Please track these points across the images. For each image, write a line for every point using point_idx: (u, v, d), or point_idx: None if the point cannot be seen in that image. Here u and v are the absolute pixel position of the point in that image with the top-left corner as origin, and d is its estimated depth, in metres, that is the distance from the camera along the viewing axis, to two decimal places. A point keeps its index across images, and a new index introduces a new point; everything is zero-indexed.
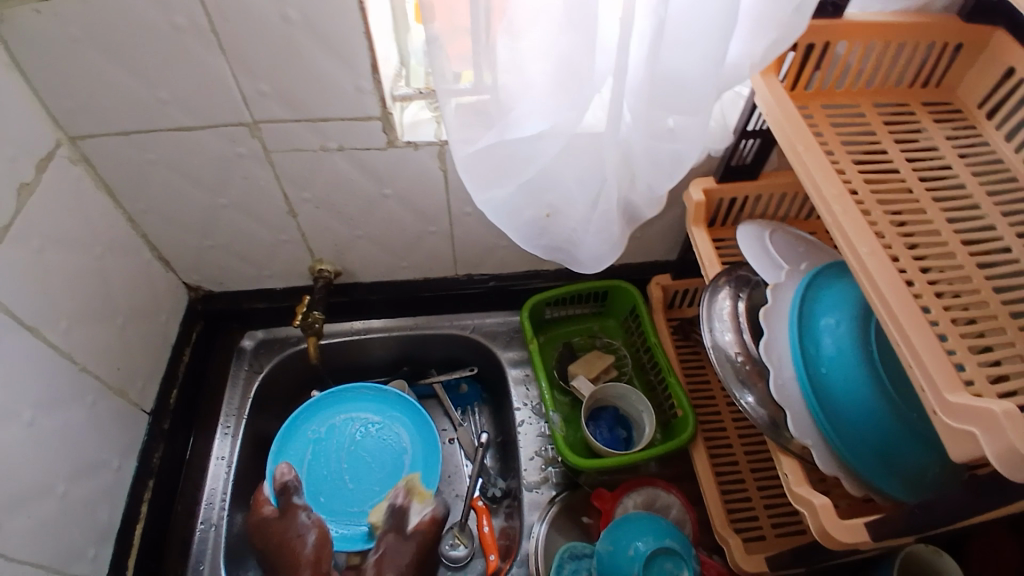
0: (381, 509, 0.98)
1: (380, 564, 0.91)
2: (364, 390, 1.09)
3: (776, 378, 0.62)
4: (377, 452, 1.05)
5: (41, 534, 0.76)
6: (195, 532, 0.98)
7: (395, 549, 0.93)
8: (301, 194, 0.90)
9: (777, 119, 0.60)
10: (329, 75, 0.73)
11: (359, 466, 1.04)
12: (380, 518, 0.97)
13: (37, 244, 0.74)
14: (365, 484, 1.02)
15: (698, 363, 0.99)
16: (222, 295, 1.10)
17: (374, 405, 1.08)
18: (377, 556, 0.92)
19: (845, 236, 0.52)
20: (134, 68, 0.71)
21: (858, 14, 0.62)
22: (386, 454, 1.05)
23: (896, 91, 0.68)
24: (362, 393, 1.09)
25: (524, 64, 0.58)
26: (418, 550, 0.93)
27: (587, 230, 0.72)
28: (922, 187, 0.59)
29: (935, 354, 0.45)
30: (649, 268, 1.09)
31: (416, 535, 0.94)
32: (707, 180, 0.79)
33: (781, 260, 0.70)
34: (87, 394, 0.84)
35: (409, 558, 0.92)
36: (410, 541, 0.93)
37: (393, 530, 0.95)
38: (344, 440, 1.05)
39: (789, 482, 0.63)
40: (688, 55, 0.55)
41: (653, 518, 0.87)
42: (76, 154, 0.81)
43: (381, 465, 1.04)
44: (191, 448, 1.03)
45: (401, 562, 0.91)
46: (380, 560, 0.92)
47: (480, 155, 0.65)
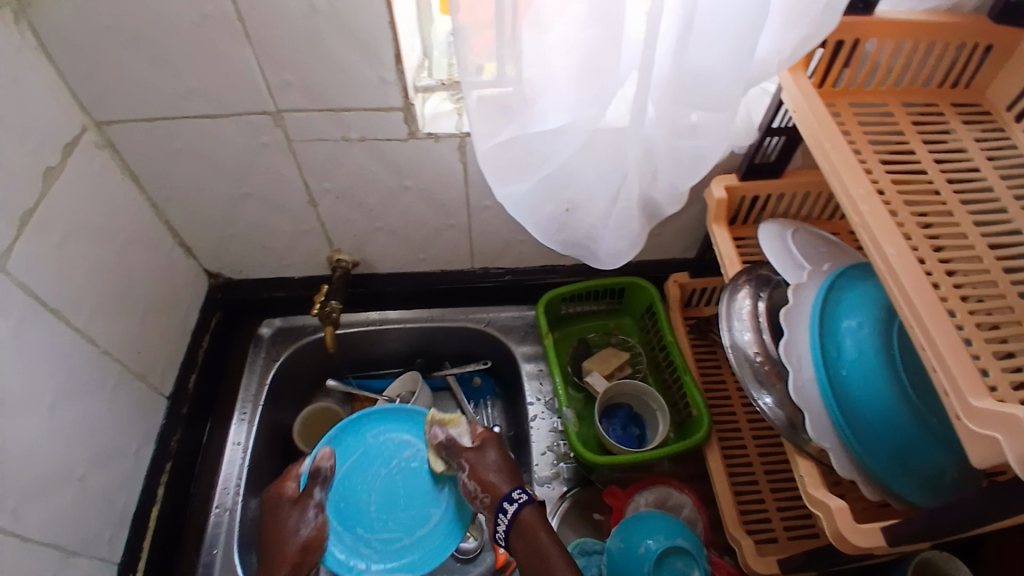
0: (436, 455, 0.90)
1: (473, 472, 0.85)
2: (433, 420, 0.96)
3: (794, 379, 0.61)
4: (415, 489, 0.90)
5: (60, 514, 0.77)
6: (208, 518, 1.00)
7: (479, 459, 0.86)
8: (322, 184, 0.90)
9: (805, 116, 0.59)
10: (352, 66, 0.73)
11: (388, 493, 0.89)
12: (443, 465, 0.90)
13: (62, 230, 0.75)
14: (383, 516, 0.88)
15: (714, 363, 0.98)
16: (241, 282, 1.11)
17: None
18: (468, 471, 0.86)
19: (871, 237, 0.51)
20: (161, 55, 0.71)
21: (888, 12, 0.61)
22: (417, 496, 0.89)
23: (923, 91, 0.67)
24: None
25: (549, 56, 0.58)
26: (502, 452, 0.88)
27: (605, 226, 0.72)
28: (950, 189, 0.58)
29: (958, 357, 0.44)
30: (667, 266, 1.08)
31: (488, 442, 0.89)
32: (729, 178, 0.78)
33: (803, 260, 0.69)
34: (107, 378, 0.85)
35: (497, 459, 0.87)
36: (488, 449, 0.88)
37: (466, 451, 0.88)
38: (391, 465, 0.92)
39: (805, 484, 0.63)
40: (716, 49, 0.54)
41: (665, 517, 0.86)
42: (102, 139, 0.82)
43: (410, 505, 0.89)
44: (208, 433, 1.05)
45: (491, 463, 0.86)
46: (475, 473, 0.85)
47: (502, 148, 0.65)
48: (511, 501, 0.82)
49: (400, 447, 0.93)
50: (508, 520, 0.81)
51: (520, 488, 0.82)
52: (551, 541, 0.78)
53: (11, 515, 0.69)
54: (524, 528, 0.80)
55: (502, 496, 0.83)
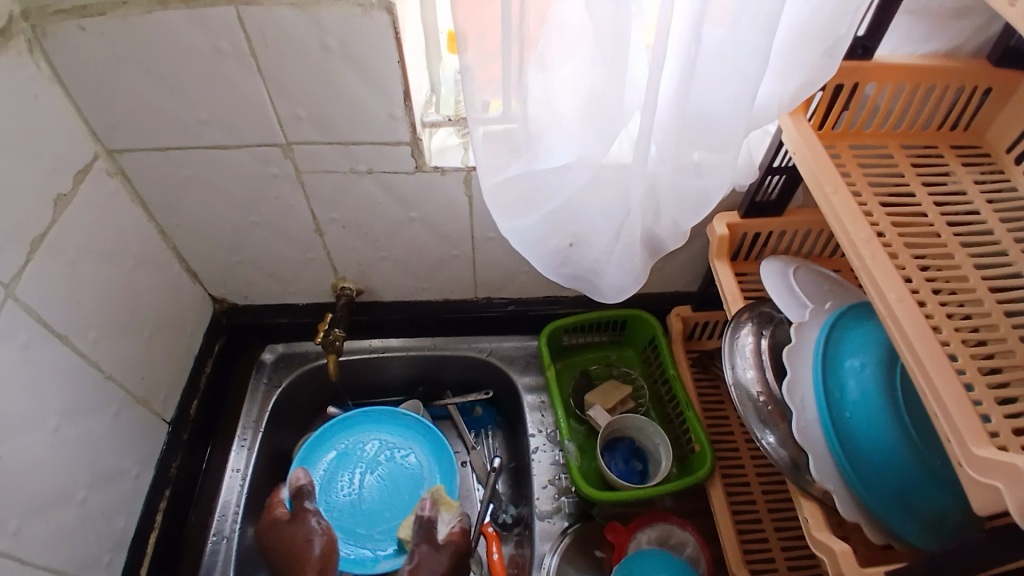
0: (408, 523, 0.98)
1: (414, 573, 0.90)
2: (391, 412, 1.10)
3: (798, 419, 0.61)
4: (400, 479, 1.06)
5: (58, 540, 0.77)
6: (207, 543, 0.98)
7: (429, 559, 0.91)
8: (328, 214, 0.91)
9: (805, 158, 0.60)
10: (361, 102, 0.75)
11: (376, 485, 1.05)
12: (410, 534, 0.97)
13: (71, 255, 0.76)
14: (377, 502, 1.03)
15: (717, 398, 0.98)
16: (246, 308, 1.12)
17: (401, 429, 1.09)
18: (412, 566, 0.91)
19: (872, 280, 0.52)
20: (175, 88, 0.73)
21: (888, 57, 0.63)
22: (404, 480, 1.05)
23: (922, 133, 0.67)
24: (393, 416, 1.10)
25: (554, 94, 0.59)
26: (450, 560, 0.90)
27: (609, 261, 0.72)
28: (950, 231, 0.58)
29: (960, 403, 0.44)
30: (670, 299, 1.08)
31: (451, 544, 0.92)
32: (731, 215, 0.78)
33: (804, 299, 0.69)
34: (111, 403, 0.85)
35: (445, 564, 0.90)
36: (444, 551, 0.91)
37: (426, 541, 0.93)
38: (368, 461, 1.07)
39: (809, 527, 0.62)
40: (717, 90, 0.55)
41: (667, 554, 0.89)
42: (114, 167, 0.83)
43: (397, 487, 1.05)
44: (208, 459, 1.04)
45: (436, 569, 0.89)
46: (415, 572, 0.90)
47: (507, 183, 0.65)
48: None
49: (371, 444, 1.08)
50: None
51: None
52: None
53: (11, 538, 0.69)
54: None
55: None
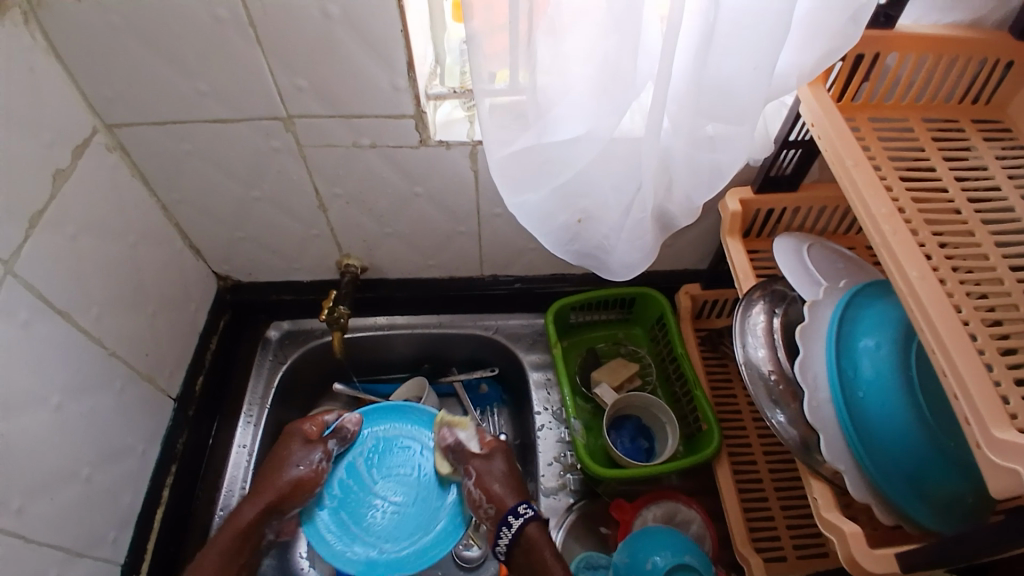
0: (442, 458, 0.88)
1: (482, 482, 0.84)
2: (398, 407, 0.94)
3: (810, 398, 0.60)
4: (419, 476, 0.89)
5: (65, 516, 0.77)
6: (213, 518, 0.99)
7: (487, 469, 0.86)
8: (332, 190, 0.90)
9: (824, 130, 0.58)
10: (364, 72, 0.73)
11: (403, 485, 0.88)
12: (449, 467, 0.88)
13: (72, 231, 0.75)
14: (420, 500, 0.87)
15: (724, 375, 0.97)
16: (249, 285, 1.11)
17: (413, 421, 0.92)
18: (474, 480, 0.85)
19: (892, 256, 0.50)
20: (174, 59, 0.71)
21: (911, 25, 0.60)
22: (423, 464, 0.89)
23: (944, 106, 0.65)
24: (401, 415, 0.93)
25: (565, 62, 0.57)
26: (509, 466, 0.88)
27: (618, 237, 0.71)
28: (971, 208, 0.56)
29: (980, 384, 0.43)
30: (679, 277, 1.07)
31: (498, 452, 0.89)
32: (745, 191, 0.76)
33: (818, 276, 0.67)
34: (115, 379, 0.85)
35: (503, 468, 0.87)
36: (496, 457, 0.88)
37: (475, 458, 0.87)
38: (372, 475, 0.88)
39: (818, 507, 0.62)
40: (736, 60, 0.53)
41: (674, 532, 0.85)
42: (113, 142, 0.81)
43: (422, 479, 0.89)
44: (215, 434, 1.05)
45: (498, 474, 0.86)
46: (482, 482, 0.85)
47: (516, 156, 0.64)
48: (516, 515, 0.82)
49: (359, 463, 0.89)
50: (512, 532, 0.82)
51: (527, 503, 0.83)
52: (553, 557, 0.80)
53: (15, 516, 0.69)
54: (526, 544, 0.81)
55: (508, 508, 0.83)
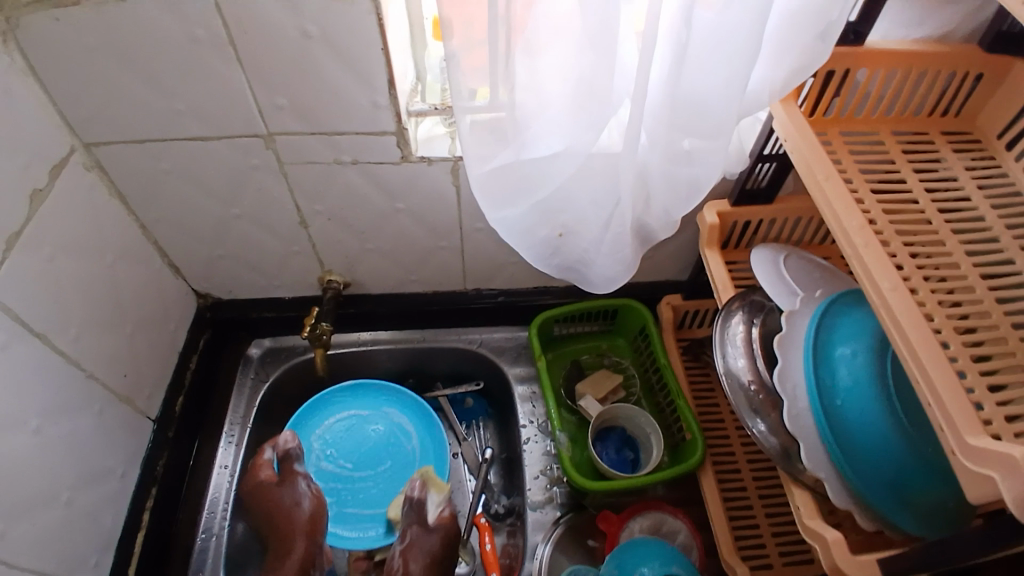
0: (398, 501, 1.00)
1: (407, 555, 0.89)
2: (340, 391, 1.10)
3: (789, 408, 0.61)
4: (388, 442, 1.07)
5: (43, 543, 0.75)
6: (195, 541, 0.98)
7: (421, 539, 0.91)
8: (313, 206, 0.90)
9: (797, 145, 0.59)
10: (345, 90, 0.73)
11: (377, 454, 1.06)
12: (399, 513, 0.99)
13: (49, 250, 0.74)
14: (392, 451, 1.06)
15: (707, 386, 0.98)
16: (230, 303, 1.10)
17: (358, 397, 1.10)
18: (402, 548, 0.91)
19: (864, 268, 0.51)
20: (151, 78, 0.71)
21: (879, 41, 0.62)
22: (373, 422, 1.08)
23: (914, 119, 0.67)
24: (340, 396, 1.09)
25: (542, 80, 0.58)
26: (442, 541, 0.90)
27: (599, 251, 0.71)
28: (941, 218, 0.58)
29: (954, 392, 0.44)
30: (660, 288, 1.08)
31: (441, 528, 0.91)
32: (722, 203, 0.78)
33: (795, 286, 0.69)
34: (94, 401, 0.83)
35: (434, 548, 0.90)
36: (435, 533, 0.91)
37: (417, 522, 0.92)
38: (344, 459, 1.06)
39: (801, 515, 0.62)
40: (710, 77, 0.54)
41: (661, 543, 0.85)
42: (91, 161, 0.81)
43: (390, 439, 1.07)
44: (195, 454, 1.03)
45: (426, 552, 0.89)
46: (405, 552, 0.90)
47: (496, 172, 0.65)
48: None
49: (328, 461, 1.05)
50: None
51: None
52: None
53: None
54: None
55: None
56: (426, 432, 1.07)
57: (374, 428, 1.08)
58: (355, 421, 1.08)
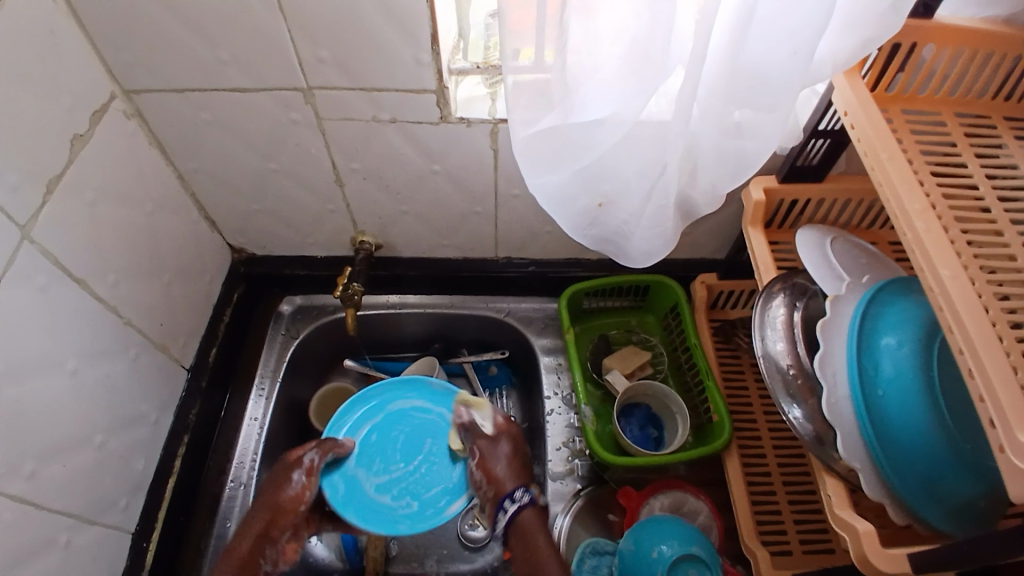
0: (454, 435, 0.81)
1: (485, 464, 0.77)
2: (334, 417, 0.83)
3: (828, 395, 0.60)
4: (420, 423, 0.83)
5: (76, 481, 0.77)
6: (224, 489, 1.01)
7: (491, 450, 0.78)
8: (349, 164, 0.89)
9: (860, 123, 0.56)
10: (387, 45, 0.71)
11: (416, 441, 0.82)
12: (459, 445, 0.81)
13: (90, 197, 0.75)
14: (426, 426, 0.83)
15: (737, 367, 0.96)
16: (264, 259, 1.11)
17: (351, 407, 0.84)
18: (476, 462, 0.77)
19: (925, 255, 0.49)
20: (194, 26, 0.70)
21: (949, 18, 0.59)
22: (392, 416, 0.83)
23: (978, 102, 0.63)
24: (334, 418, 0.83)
25: (595, 42, 0.55)
26: (515, 446, 0.79)
27: (638, 223, 0.70)
28: (1001, 207, 0.55)
29: (1009, 389, 0.42)
30: (697, 266, 1.06)
31: (505, 434, 0.81)
32: (769, 180, 0.75)
33: (841, 271, 0.66)
34: (130, 347, 0.85)
35: (510, 451, 0.79)
36: (501, 440, 0.80)
37: (483, 436, 0.80)
38: (390, 465, 0.79)
39: (831, 504, 0.61)
40: (774, 44, 0.51)
41: (681, 523, 0.85)
42: (132, 108, 0.81)
43: (416, 421, 0.83)
44: (227, 408, 1.05)
45: (503, 456, 0.78)
46: (483, 464, 0.77)
47: (539, 138, 0.62)
48: (513, 500, 0.75)
49: (377, 475, 0.78)
50: (508, 518, 0.75)
51: (524, 487, 0.76)
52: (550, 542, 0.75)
53: (27, 480, 0.69)
54: (522, 530, 0.75)
55: (504, 493, 0.76)
56: (438, 399, 0.85)
57: (397, 423, 0.83)
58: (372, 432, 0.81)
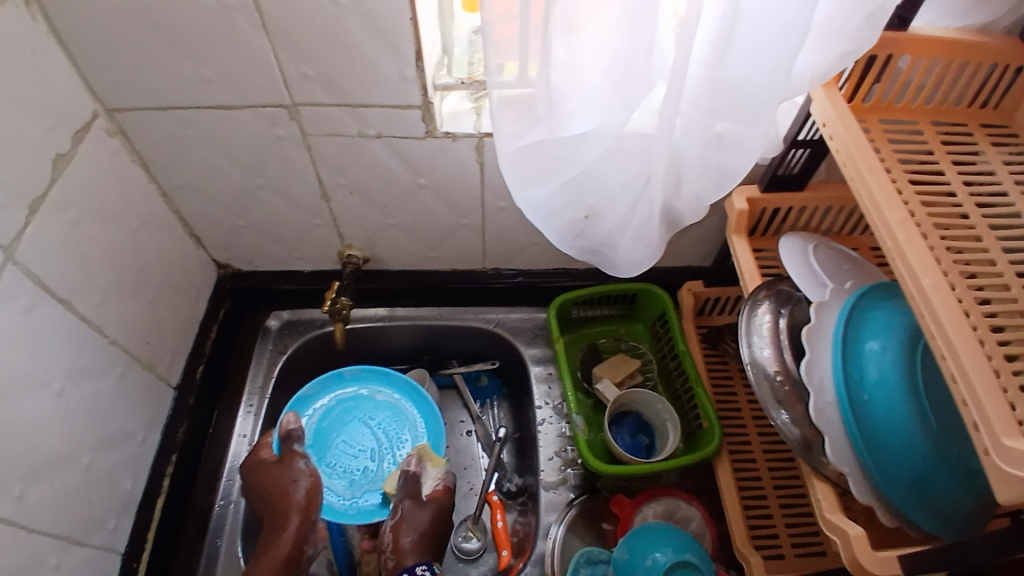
0: (393, 478, 0.98)
1: (399, 529, 0.90)
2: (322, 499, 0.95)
3: (815, 401, 0.60)
4: (344, 421, 1.05)
5: (64, 503, 0.76)
6: (213, 508, 1.01)
7: (412, 514, 0.92)
8: (336, 179, 0.89)
9: (839, 134, 0.58)
10: (372, 60, 0.72)
11: (356, 433, 1.04)
12: (394, 487, 0.97)
13: (73, 216, 0.74)
14: (352, 415, 1.05)
15: (725, 373, 0.97)
16: (251, 274, 1.11)
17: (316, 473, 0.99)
18: (394, 523, 0.91)
19: (906, 263, 0.50)
20: (178, 44, 0.70)
21: (923, 29, 0.60)
22: (322, 438, 1.03)
23: (954, 110, 0.65)
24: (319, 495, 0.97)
25: (579, 59, 0.56)
26: (434, 515, 0.92)
27: (624, 234, 0.71)
28: (978, 213, 0.56)
29: (992, 394, 0.43)
30: (682, 274, 1.07)
31: (433, 504, 0.93)
32: (752, 189, 0.76)
33: (825, 278, 0.67)
34: (116, 366, 0.84)
35: (426, 523, 0.91)
36: (426, 508, 0.93)
37: (410, 496, 0.94)
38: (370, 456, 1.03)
39: (823, 509, 0.62)
40: (754, 60, 0.52)
41: (676, 531, 0.85)
42: (114, 126, 0.80)
43: (337, 425, 1.05)
44: (215, 423, 1.05)
45: (417, 526, 0.91)
46: (397, 527, 0.91)
47: (526, 152, 0.63)
48: (409, 575, 0.85)
49: (376, 468, 1.02)
50: None
51: (424, 565, 0.86)
52: None
53: (15, 504, 0.68)
54: None
55: (407, 566, 0.87)
56: (309, 404, 1.05)
57: (334, 436, 1.04)
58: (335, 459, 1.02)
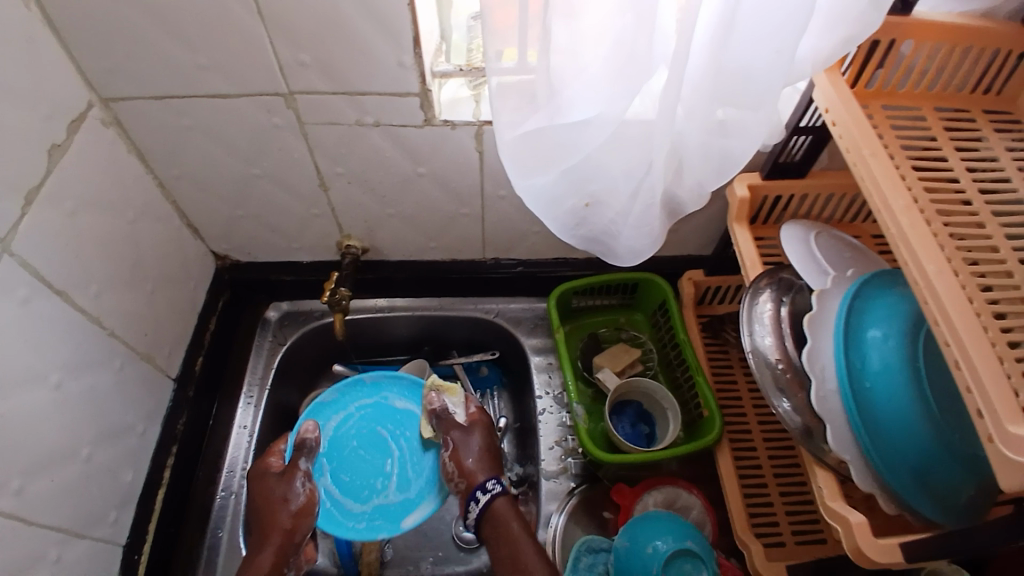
0: (427, 423, 0.91)
1: (458, 455, 0.87)
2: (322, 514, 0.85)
3: (817, 389, 0.60)
4: (363, 428, 0.93)
5: (64, 495, 0.76)
6: (214, 500, 1.01)
7: (464, 441, 0.88)
8: (334, 168, 0.88)
9: (842, 120, 0.57)
10: (370, 46, 0.71)
11: (374, 441, 0.92)
12: (431, 430, 0.92)
13: (69, 209, 0.74)
14: (372, 423, 0.93)
15: (725, 361, 0.98)
16: (249, 265, 1.10)
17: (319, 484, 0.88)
18: (449, 453, 0.87)
19: (909, 249, 0.50)
20: (172, 31, 0.69)
21: (927, 13, 0.59)
22: (336, 446, 0.91)
23: (956, 97, 0.65)
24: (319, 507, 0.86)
25: (579, 44, 0.55)
26: (484, 434, 0.90)
27: (625, 222, 0.70)
28: (981, 199, 0.56)
29: (995, 380, 0.43)
30: (682, 262, 1.06)
31: (476, 424, 0.91)
32: (753, 176, 0.76)
33: (826, 266, 0.67)
34: (114, 358, 0.84)
35: (482, 444, 0.89)
36: (474, 430, 0.90)
37: (453, 428, 0.89)
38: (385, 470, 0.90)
39: (823, 496, 0.62)
40: (755, 45, 0.52)
41: (676, 518, 0.85)
42: (110, 116, 0.80)
43: (357, 430, 0.93)
44: (215, 415, 1.05)
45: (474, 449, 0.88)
46: (455, 455, 0.87)
47: (526, 140, 0.62)
48: (484, 490, 0.85)
49: (387, 487, 0.89)
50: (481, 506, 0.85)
51: (495, 478, 0.86)
52: (520, 530, 0.83)
53: (14, 497, 0.68)
54: (495, 517, 0.85)
55: (478, 484, 0.86)
56: (328, 412, 0.94)
57: (349, 443, 0.92)
58: (345, 470, 0.89)
